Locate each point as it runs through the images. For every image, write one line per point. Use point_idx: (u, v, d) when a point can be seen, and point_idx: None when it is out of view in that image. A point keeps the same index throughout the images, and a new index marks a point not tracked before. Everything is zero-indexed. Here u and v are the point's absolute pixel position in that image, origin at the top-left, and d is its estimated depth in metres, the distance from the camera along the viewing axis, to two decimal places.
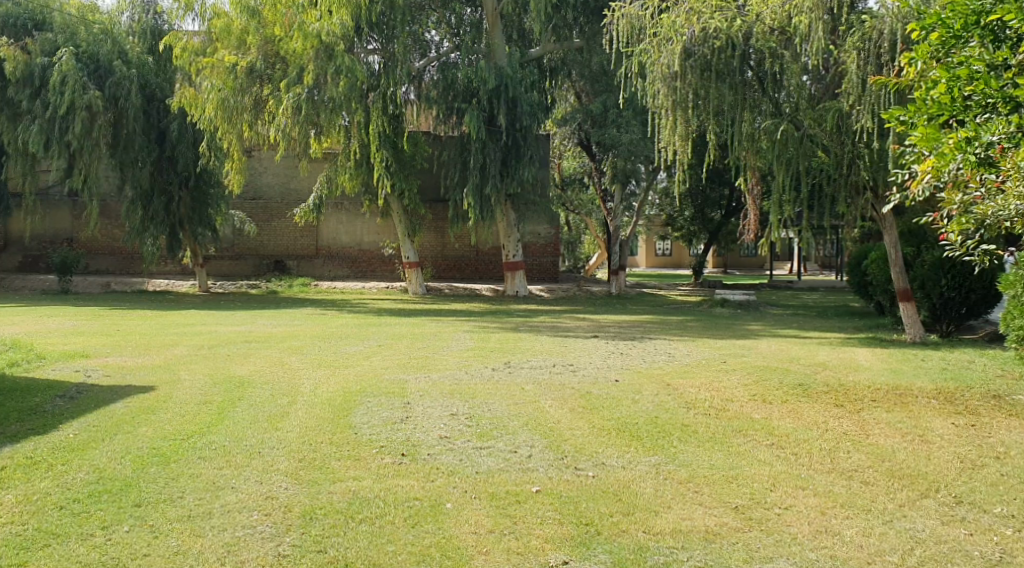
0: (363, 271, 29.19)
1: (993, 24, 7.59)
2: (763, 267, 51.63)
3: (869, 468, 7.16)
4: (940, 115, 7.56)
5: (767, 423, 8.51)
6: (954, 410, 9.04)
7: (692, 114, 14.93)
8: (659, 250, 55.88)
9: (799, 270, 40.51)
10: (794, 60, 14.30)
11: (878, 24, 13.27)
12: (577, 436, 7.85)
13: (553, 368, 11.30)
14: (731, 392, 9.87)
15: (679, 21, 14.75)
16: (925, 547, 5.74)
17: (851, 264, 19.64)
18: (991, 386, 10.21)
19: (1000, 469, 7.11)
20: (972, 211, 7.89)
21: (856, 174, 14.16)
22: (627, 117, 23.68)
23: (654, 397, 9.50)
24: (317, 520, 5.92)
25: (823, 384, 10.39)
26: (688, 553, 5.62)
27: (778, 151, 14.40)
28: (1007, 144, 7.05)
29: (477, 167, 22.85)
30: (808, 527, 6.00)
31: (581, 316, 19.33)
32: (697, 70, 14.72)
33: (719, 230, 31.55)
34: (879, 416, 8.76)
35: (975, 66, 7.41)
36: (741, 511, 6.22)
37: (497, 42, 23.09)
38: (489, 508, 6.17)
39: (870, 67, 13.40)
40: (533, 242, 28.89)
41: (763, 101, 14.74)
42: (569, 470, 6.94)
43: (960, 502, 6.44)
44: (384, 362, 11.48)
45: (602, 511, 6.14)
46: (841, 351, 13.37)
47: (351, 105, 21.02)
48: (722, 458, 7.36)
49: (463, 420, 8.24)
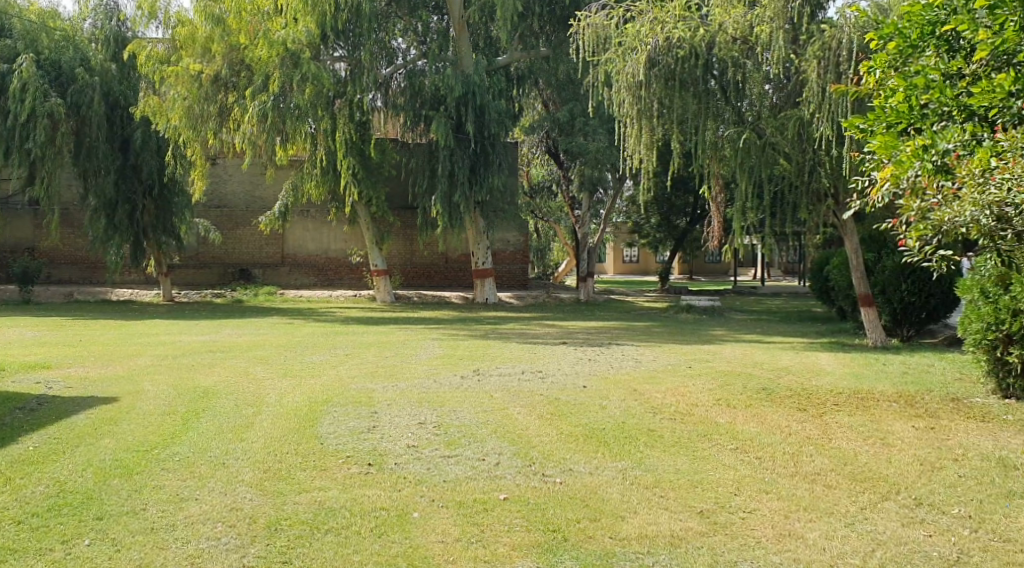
0: (330, 279, 29.12)
1: (948, 35, 8.10)
2: (729, 272, 52.38)
3: (832, 472, 7.26)
4: (899, 123, 7.88)
5: (731, 427, 8.64)
6: (915, 413, 9.18)
7: (657, 123, 15.18)
8: (627, 256, 56.32)
9: (761, 275, 41.14)
10: (757, 69, 14.73)
11: (837, 34, 13.62)
12: (544, 443, 7.89)
13: (522, 375, 11.35)
14: (697, 397, 10.01)
15: (643, 30, 14.95)
16: (885, 549, 5.67)
17: (812, 270, 19.86)
18: (950, 389, 10.40)
19: (959, 471, 7.17)
20: (931, 218, 7.10)
21: (817, 182, 14.44)
22: (594, 125, 23.79)
23: (622, 403, 9.61)
24: (282, 531, 5.91)
25: (786, 389, 10.53)
26: (654, 558, 5.59)
27: (741, 158, 14.61)
28: (963, 152, 7.24)
29: (445, 174, 22.82)
30: (771, 530, 6.03)
31: (549, 322, 19.41)
32: (661, 79, 14.97)
33: (685, 237, 31.93)
34: (840, 420, 8.91)
35: (930, 76, 7.85)
36: (706, 515, 6.28)
37: (465, 50, 23.29)
38: (457, 516, 6.13)
39: (829, 75, 13.67)
40: (503, 249, 28.93)
41: (726, 109, 14.97)
42: (537, 477, 6.95)
43: (920, 503, 6.44)
44: (352, 370, 11.49)
45: (569, 517, 6.14)
46: (804, 356, 13.52)
47: (316, 112, 21.15)
48: (687, 462, 7.46)
49: (431, 428, 8.25)
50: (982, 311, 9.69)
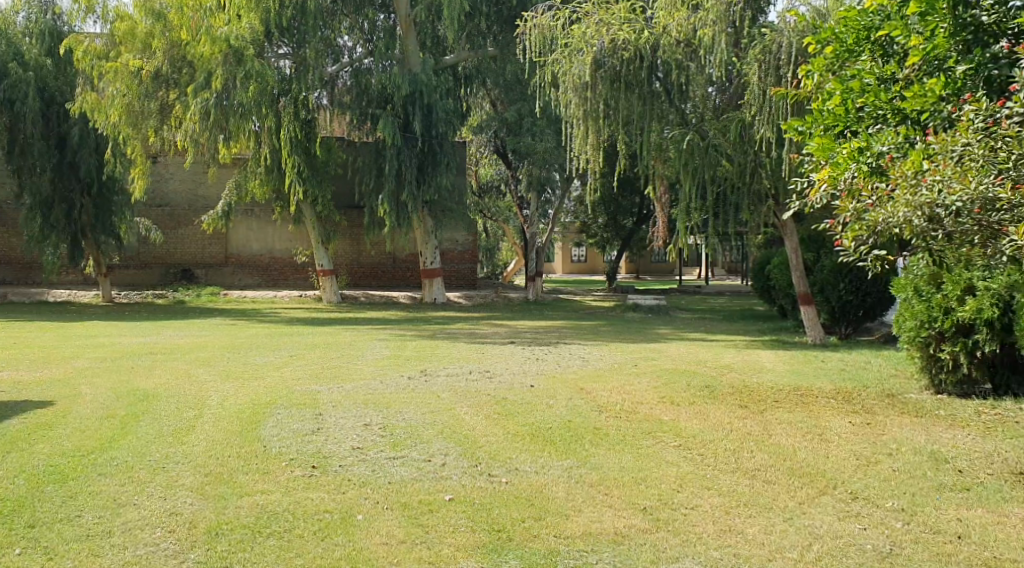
0: (275, 280, 28.84)
1: (882, 40, 8.36)
2: (675, 271, 52.96)
3: (772, 467, 7.40)
4: (836, 126, 8.18)
5: (674, 425, 8.77)
6: (852, 409, 9.41)
7: (603, 124, 15.33)
8: (576, 256, 56.63)
9: (707, 274, 41.67)
10: (700, 71, 14.96)
11: (777, 38, 13.87)
12: (491, 443, 7.93)
13: (469, 374, 11.38)
14: (642, 395, 10.14)
15: (590, 31, 15.16)
16: (822, 543, 5.73)
17: (755, 270, 20.21)
18: (886, 385, 10.67)
19: (893, 464, 7.36)
20: (866, 217, 6.89)
21: (758, 182, 14.79)
22: (542, 125, 23.91)
23: (568, 402, 9.69)
24: (223, 536, 5.86)
25: (729, 386, 10.71)
26: (597, 556, 5.60)
27: (685, 160, 14.72)
28: (897, 153, 7.38)
29: (393, 174, 22.62)
30: (712, 526, 6.12)
31: (497, 322, 19.46)
32: (607, 80, 15.10)
33: (632, 237, 32.22)
34: (781, 416, 9.09)
35: (866, 79, 8.07)
36: (649, 512, 6.36)
37: (412, 48, 23.22)
38: (401, 518, 6.13)
39: (770, 78, 13.93)
40: (451, 249, 28.90)
41: (670, 112, 15.14)
42: (483, 477, 6.99)
43: (856, 497, 6.59)
44: (297, 371, 11.42)
45: (514, 517, 6.16)
46: (746, 354, 13.74)
47: (261, 110, 20.98)
48: (631, 460, 7.56)
49: (377, 429, 8.24)
50: (915, 309, 9.94)
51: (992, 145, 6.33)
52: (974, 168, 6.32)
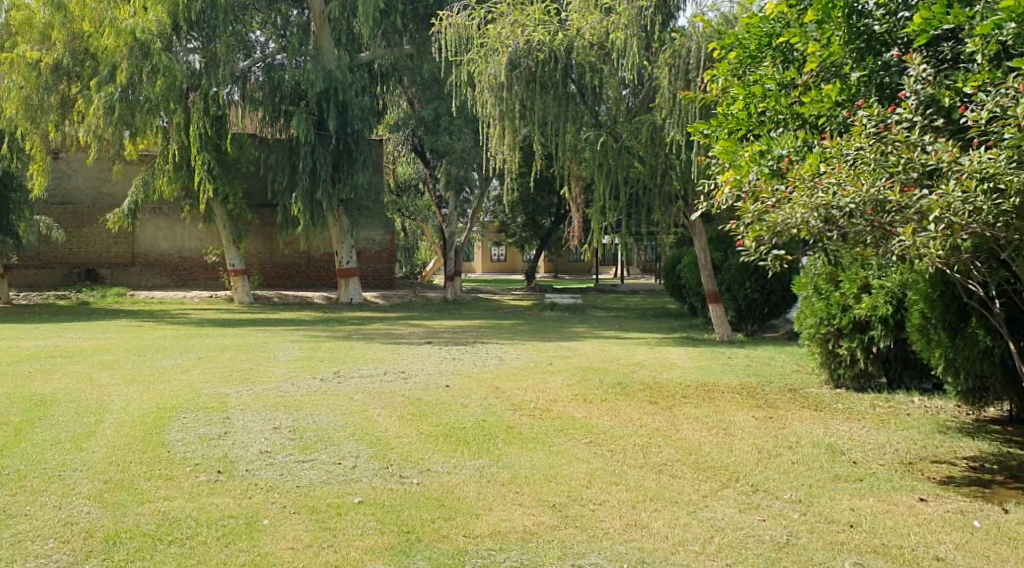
0: (185, 280, 28.29)
1: (782, 46, 8.65)
2: (592, 271, 53.54)
3: (678, 461, 7.59)
4: (739, 130, 8.46)
5: (586, 422, 8.91)
6: (756, 403, 9.69)
7: (519, 125, 15.41)
8: (494, 255, 56.78)
9: (623, 273, 42.28)
10: (613, 75, 15.19)
11: (686, 43, 14.20)
12: (403, 444, 7.95)
13: (383, 375, 11.37)
14: (554, 393, 10.27)
15: (504, 31, 15.25)
16: (723, 534, 5.90)
17: (667, 269, 20.63)
18: (789, 380, 11.03)
19: (792, 457, 7.62)
20: (766, 218, 7.02)
21: (669, 184, 15.05)
22: (459, 123, 24.01)
23: (483, 402, 9.74)
24: (121, 545, 5.72)
25: (639, 383, 10.92)
26: (505, 554, 5.63)
27: (599, 160, 15.04)
28: (795, 157, 7.68)
29: (307, 171, 22.36)
30: (619, 521, 6.23)
31: (413, 322, 19.41)
32: (523, 81, 15.19)
33: (550, 237, 32.47)
34: (688, 412, 9.32)
35: (768, 85, 8.40)
36: (558, 509, 6.45)
37: (326, 46, 22.97)
38: (309, 522, 6.09)
39: (680, 81, 14.22)
40: (368, 249, 28.72)
41: (585, 113, 15.32)
42: (394, 479, 6.99)
43: (757, 490, 6.80)
44: (205, 374, 11.23)
45: (424, 518, 6.18)
46: (658, 351, 14.00)
47: (169, 106, 20.56)
48: (542, 458, 7.66)
49: (287, 432, 8.17)
50: (815, 306, 10.28)
51: (883, 149, 6.37)
52: (866, 171, 6.36)
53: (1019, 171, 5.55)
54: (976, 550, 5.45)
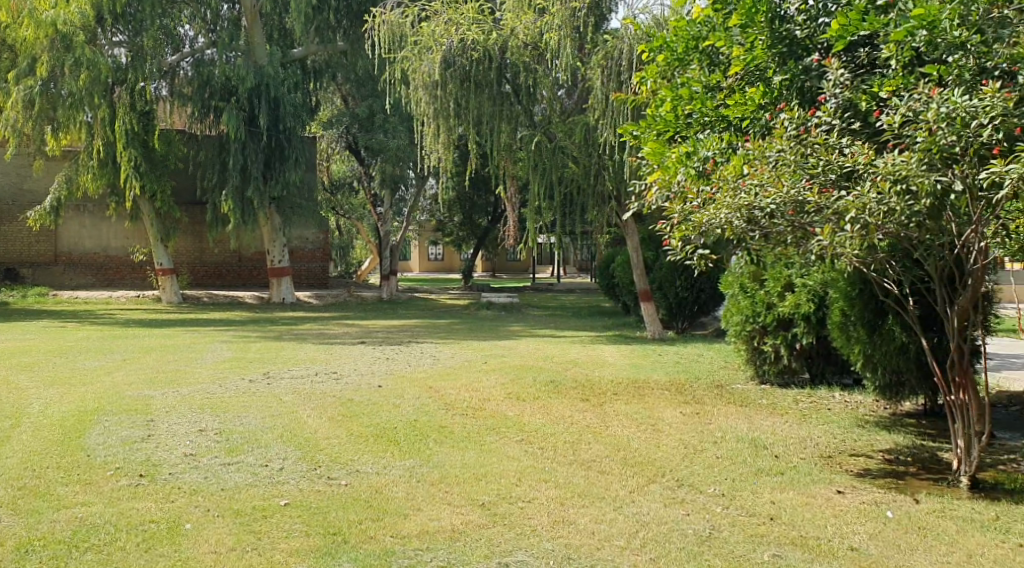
0: (111, 280, 27.68)
1: (708, 50, 8.80)
2: (529, 270, 53.70)
3: (607, 457, 7.68)
4: (666, 131, 8.60)
5: (518, 420, 8.96)
6: (684, 399, 9.85)
7: (454, 123, 15.35)
8: (431, 254, 56.62)
9: (560, 273, 42.52)
10: (546, 75, 15.26)
11: (619, 45, 14.38)
12: (333, 445, 7.90)
13: (314, 376, 11.27)
14: (487, 392, 10.29)
15: (438, 30, 15.19)
16: (648, 529, 5.98)
17: (601, 268, 20.81)
18: (717, 377, 11.22)
19: (717, 451, 7.76)
20: (691, 219, 7.11)
21: (602, 184, 15.25)
22: (394, 122, 23.83)
23: (415, 401, 9.72)
24: (34, 553, 5.57)
25: (572, 380, 11.01)
26: (432, 554, 5.62)
27: (533, 160, 15.13)
28: (720, 158, 7.83)
29: (237, 168, 22.14)
30: (546, 518, 6.27)
31: (346, 322, 19.26)
32: (456, 79, 15.16)
33: (487, 236, 32.45)
34: (618, 408, 9.42)
35: (694, 88, 8.56)
36: (487, 508, 6.46)
37: (258, 41, 22.62)
38: (233, 525, 6.02)
39: (612, 83, 14.37)
40: (301, 248, 28.44)
41: (520, 113, 15.44)
42: (321, 480, 6.95)
43: (681, 485, 6.92)
44: (129, 376, 11.00)
45: (351, 519, 6.15)
46: (591, 349, 14.12)
47: (93, 101, 20.14)
48: (473, 457, 7.68)
49: (212, 435, 8.05)
50: (740, 304, 10.52)
51: (802, 151, 6.46)
52: (786, 172, 6.44)
53: (929, 174, 5.70)
54: (888, 539, 5.62)
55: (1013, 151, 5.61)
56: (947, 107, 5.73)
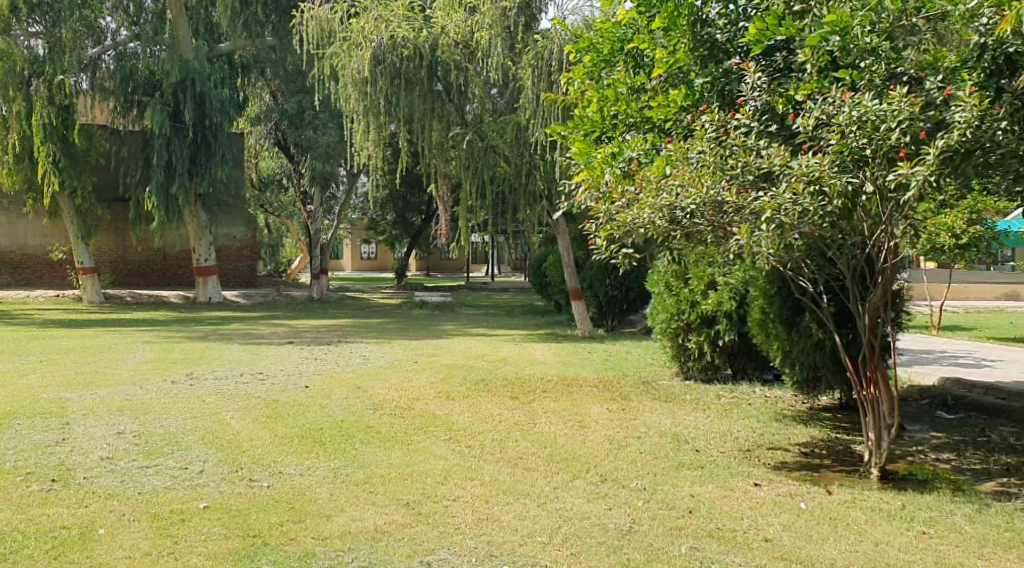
0: (29, 279, 26.95)
1: (633, 52, 8.92)
2: (463, 269, 53.65)
3: (533, 455, 7.72)
4: (593, 132, 8.71)
5: (446, 418, 8.95)
6: (612, 396, 9.96)
7: (383, 120, 15.26)
8: (364, 253, 56.22)
9: (494, 271, 42.54)
10: (478, 75, 15.47)
11: (549, 45, 14.48)
12: (256, 446, 7.80)
13: (240, 376, 11.11)
14: (416, 391, 10.26)
15: (368, 26, 15.00)
16: (570, 525, 6.04)
17: (533, 266, 20.90)
18: (645, 373, 11.37)
19: (641, 447, 7.87)
20: (616, 219, 7.16)
21: (534, 184, 15.38)
22: (324, 118, 23.78)
23: (343, 402, 9.65)
24: None
25: (501, 379, 11.04)
26: (353, 554, 5.60)
27: (465, 160, 15.18)
28: (644, 159, 7.95)
29: (161, 164, 21.67)
30: (470, 516, 6.28)
31: (276, 322, 19.01)
32: (387, 76, 15.03)
33: (420, 235, 32.31)
34: (547, 406, 9.48)
35: (619, 89, 8.68)
36: (410, 507, 6.45)
37: (182, 35, 22.34)
38: (149, 530, 5.91)
39: (543, 83, 14.50)
40: (228, 246, 27.91)
41: (452, 113, 15.33)
42: (243, 483, 6.85)
43: (605, 480, 6.99)
44: (47, 378, 10.70)
45: (271, 521, 6.08)
46: (521, 347, 14.19)
47: (7, 93, 20.01)
48: (399, 456, 7.65)
49: (130, 438, 7.88)
50: (666, 303, 10.65)
51: (722, 153, 6.60)
52: (706, 173, 6.54)
53: (841, 175, 5.92)
54: (801, 530, 5.76)
55: (919, 153, 5.81)
56: (858, 110, 5.93)
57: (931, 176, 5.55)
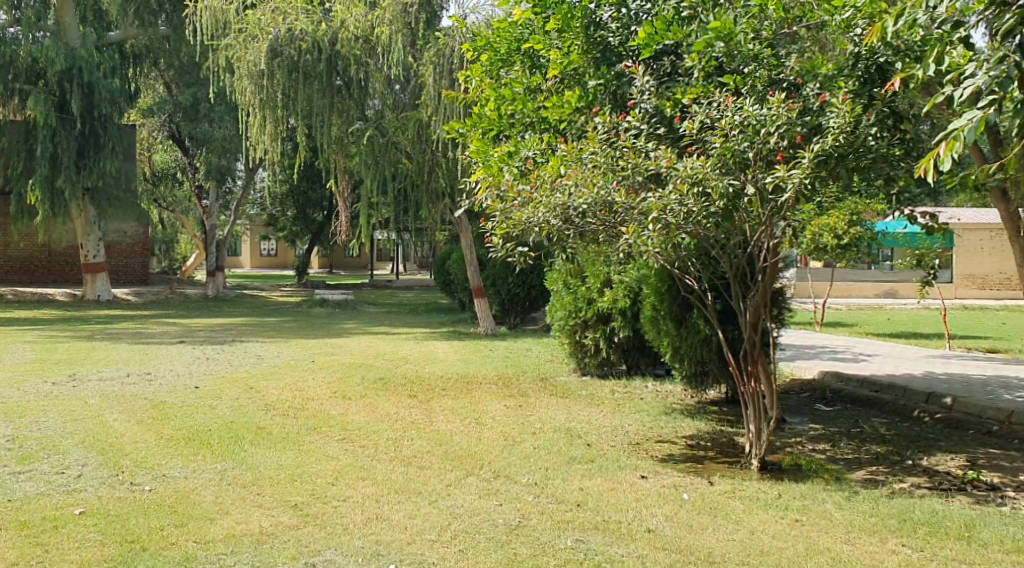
0: None
1: (529, 52, 8.98)
2: (367, 266, 53.18)
3: (427, 453, 7.70)
4: (491, 130, 8.77)
5: (341, 418, 8.85)
6: (509, 393, 10.00)
7: (280, 114, 15.01)
8: (264, 250, 55.23)
9: (398, 269, 42.29)
10: (378, 69, 15.27)
11: (450, 42, 14.46)
12: (140, 449, 7.57)
13: (128, 377, 10.76)
14: (311, 391, 10.11)
15: (265, 19, 14.83)
16: (459, 522, 6.04)
17: (437, 264, 20.85)
18: (544, 370, 11.46)
19: (535, 442, 7.92)
20: (511, 218, 7.08)
21: (436, 181, 15.21)
22: (220, 110, 23.44)
23: (235, 402, 9.45)
24: None
25: (400, 377, 10.97)
26: (235, 557, 5.48)
27: (365, 156, 14.85)
28: (539, 158, 8.00)
29: (45, 156, 20.77)
30: (359, 515, 6.21)
31: (170, 321, 18.49)
32: (285, 69, 14.81)
33: (321, 232, 31.91)
34: (444, 404, 9.47)
35: (516, 89, 8.74)
36: (298, 508, 6.35)
37: (69, 21, 21.60)
38: (19, 538, 5.67)
39: (445, 80, 14.45)
40: (118, 242, 27.13)
41: (352, 109, 15.18)
42: (123, 487, 6.64)
43: (497, 476, 7.02)
44: None
45: (151, 526, 5.91)
46: (422, 345, 14.12)
47: None
48: (290, 456, 7.53)
49: (4, 442, 7.55)
50: (564, 300, 10.79)
51: (613, 154, 6.67)
52: (599, 173, 6.57)
53: (723, 178, 6.05)
54: (684, 520, 5.89)
55: (795, 157, 6.13)
56: (741, 115, 6.14)
57: (806, 180, 5.79)
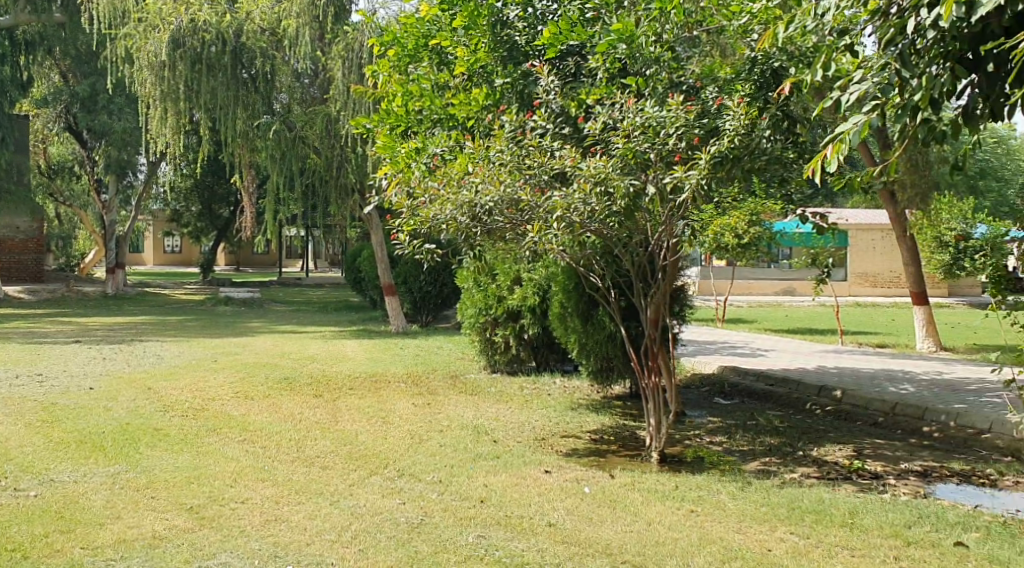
0: None
1: (437, 49, 8.93)
2: (275, 263, 52.29)
3: (331, 453, 7.60)
4: (398, 126, 8.73)
5: (243, 419, 8.67)
6: (417, 391, 9.95)
7: (181, 107, 14.64)
8: (168, 246, 53.80)
9: (308, 266, 41.73)
10: (286, 64, 15.08)
11: (359, 36, 14.23)
12: (27, 453, 7.28)
13: (17, 379, 10.33)
14: (212, 391, 9.87)
15: (166, 8, 14.50)
16: (360, 522, 5.98)
17: (347, 262, 20.63)
18: (454, 368, 11.43)
19: (440, 440, 7.90)
20: (419, 214, 6.96)
21: (345, 176, 15.05)
22: (119, 101, 22.73)
23: (131, 403, 9.16)
24: None
25: (306, 377, 10.80)
26: (124, 563, 5.31)
27: (272, 149, 14.67)
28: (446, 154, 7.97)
29: None
30: (258, 517, 6.10)
31: (66, 320, 17.84)
32: (187, 61, 14.41)
33: (227, 228, 31.27)
34: (351, 403, 9.37)
35: (423, 85, 8.70)
36: (194, 511, 6.19)
37: None
38: None
39: (353, 75, 14.26)
40: (10, 237, 26.10)
41: (258, 102, 14.90)
42: (7, 493, 6.37)
43: (401, 475, 6.98)
44: None
45: (36, 533, 5.69)
46: (330, 344, 13.94)
47: None
48: (188, 458, 7.34)
49: None
50: (475, 297, 10.79)
51: (519, 152, 6.67)
52: (505, 170, 6.57)
53: (624, 177, 6.12)
54: (584, 513, 5.95)
55: (692, 158, 6.22)
56: (642, 117, 6.23)
57: (703, 181, 5.89)
